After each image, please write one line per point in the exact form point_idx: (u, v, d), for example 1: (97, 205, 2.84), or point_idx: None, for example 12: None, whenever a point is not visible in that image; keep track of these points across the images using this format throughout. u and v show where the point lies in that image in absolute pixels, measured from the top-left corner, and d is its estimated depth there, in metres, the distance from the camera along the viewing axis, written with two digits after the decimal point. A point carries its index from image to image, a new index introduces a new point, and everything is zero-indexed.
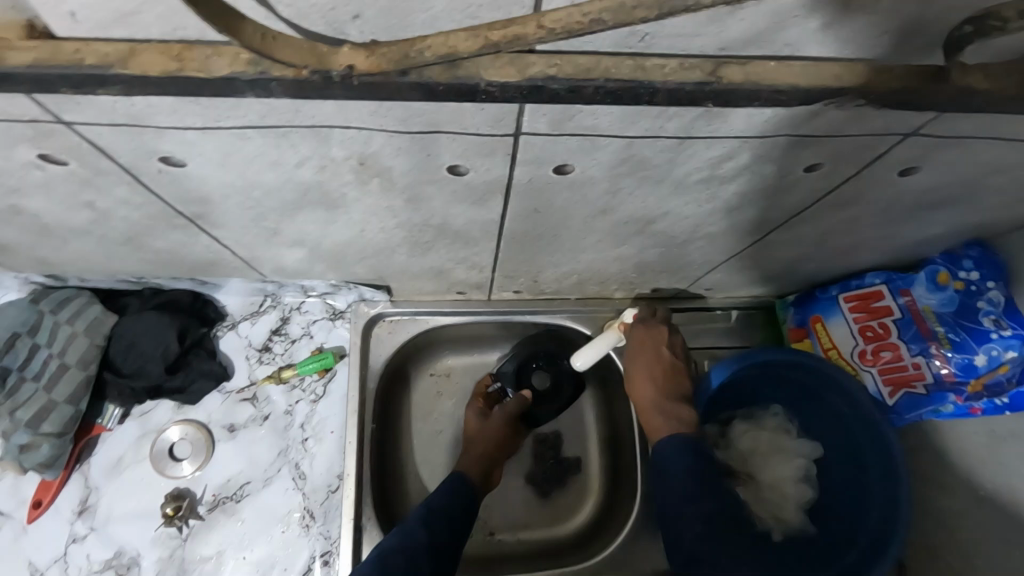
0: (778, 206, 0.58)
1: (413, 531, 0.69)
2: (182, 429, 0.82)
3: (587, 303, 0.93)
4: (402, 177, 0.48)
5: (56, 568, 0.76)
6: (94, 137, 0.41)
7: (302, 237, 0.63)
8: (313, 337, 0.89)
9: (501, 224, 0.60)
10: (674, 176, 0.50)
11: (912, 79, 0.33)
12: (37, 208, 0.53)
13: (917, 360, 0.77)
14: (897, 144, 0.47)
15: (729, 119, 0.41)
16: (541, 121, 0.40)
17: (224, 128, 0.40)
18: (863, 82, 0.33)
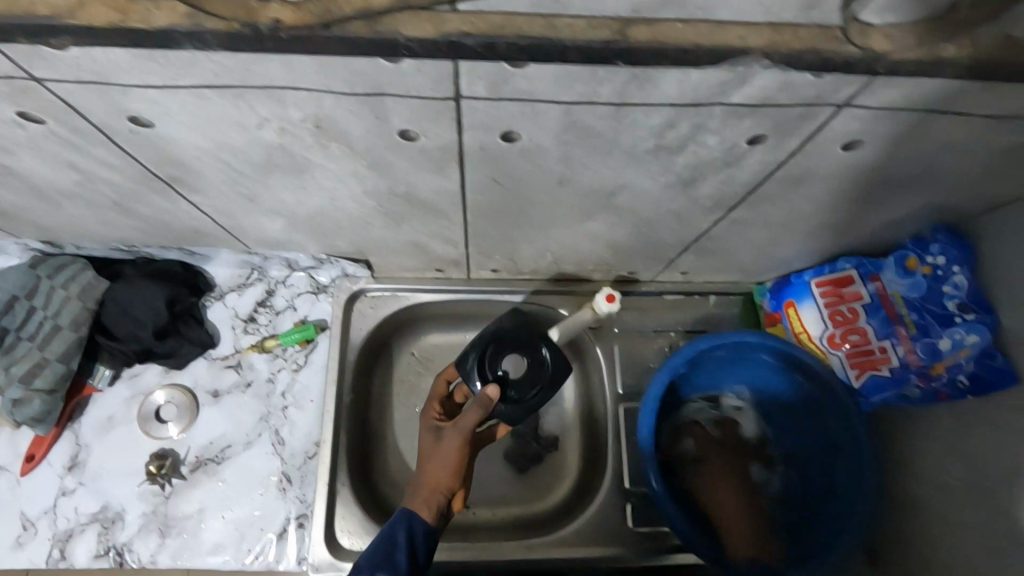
0: (732, 181, 0.60)
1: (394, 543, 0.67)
2: (168, 393, 0.86)
3: (565, 284, 0.96)
4: (359, 142, 0.51)
5: (46, 519, 0.80)
6: (65, 95, 0.44)
7: (278, 206, 0.66)
8: (297, 310, 0.92)
9: (464, 195, 0.62)
10: (621, 146, 0.52)
11: (815, 40, 0.35)
12: (24, 168, 0.57)
13: (884, 343, 0.79)
14: (833, 116, 0.48)
15: (660, 85, 0.43)
16: (480, 84, 0.43)
17: (182, 87, 0.43)
18: (767, 43, 0.35)
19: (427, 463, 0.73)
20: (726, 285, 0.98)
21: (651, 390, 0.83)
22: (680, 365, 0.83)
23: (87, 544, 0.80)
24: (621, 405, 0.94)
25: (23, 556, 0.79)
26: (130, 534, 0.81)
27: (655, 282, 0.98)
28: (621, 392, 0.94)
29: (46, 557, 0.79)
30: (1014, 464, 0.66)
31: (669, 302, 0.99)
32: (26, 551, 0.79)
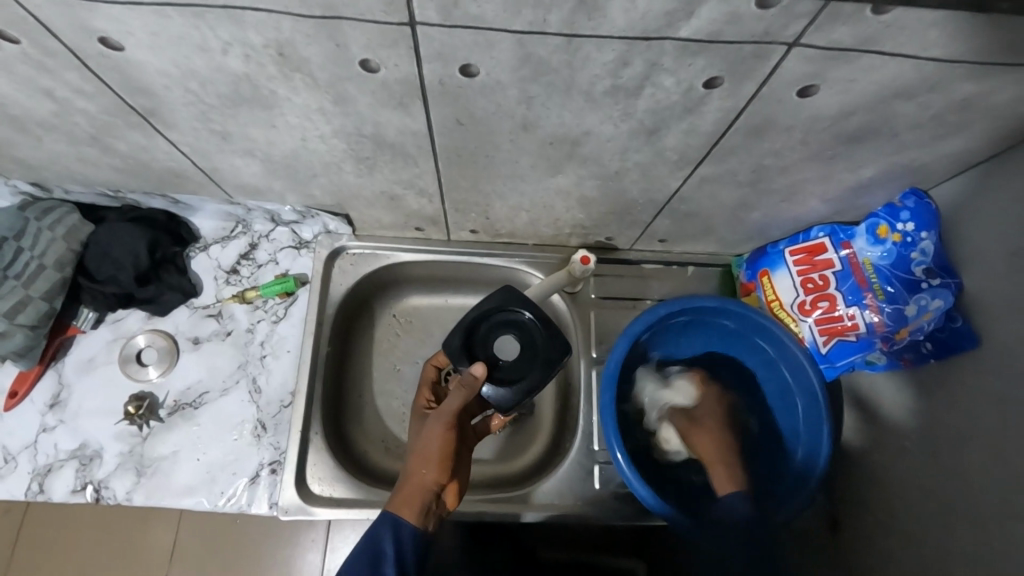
0: (693, 131, 0.61)
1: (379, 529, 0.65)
2: (149, 338, 0.89)
3: (543, 249, 0.97)
4: (322, 71, 0.52)
5: (26, 453, 0.83)
6: (35, 11, 0.46)
7: (252, 146, 0.67)
8: (279, 264, 0.94)
9: (431, 138, 0.63)
10: (579, 84, 0.53)
11: None
12: (3, 94, 0.58)
13: (852, 310, 0.79)
14: (785, 56, 0.49)
15: (608, 13, 0.44)
16: (432, 9, 0.44)
17: (144, 4, 0.44)
18: None
19: (411, 459, 0.71)
20: (704, 256, 0.99)
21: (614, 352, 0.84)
22: (640, 331, 0.84)
23: (65, 479, 0.82)
24: (595, 368, 0.94)
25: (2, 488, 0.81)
26: (108, 472, 0.83)
27: (633, 250, 0.99)
28: (594, 355, 0.95)
29: (25, 490, 0.82)
30: (973, 425, 0.66)
31: (647, 270, 1.00)
32: (6, 484, 0.82)
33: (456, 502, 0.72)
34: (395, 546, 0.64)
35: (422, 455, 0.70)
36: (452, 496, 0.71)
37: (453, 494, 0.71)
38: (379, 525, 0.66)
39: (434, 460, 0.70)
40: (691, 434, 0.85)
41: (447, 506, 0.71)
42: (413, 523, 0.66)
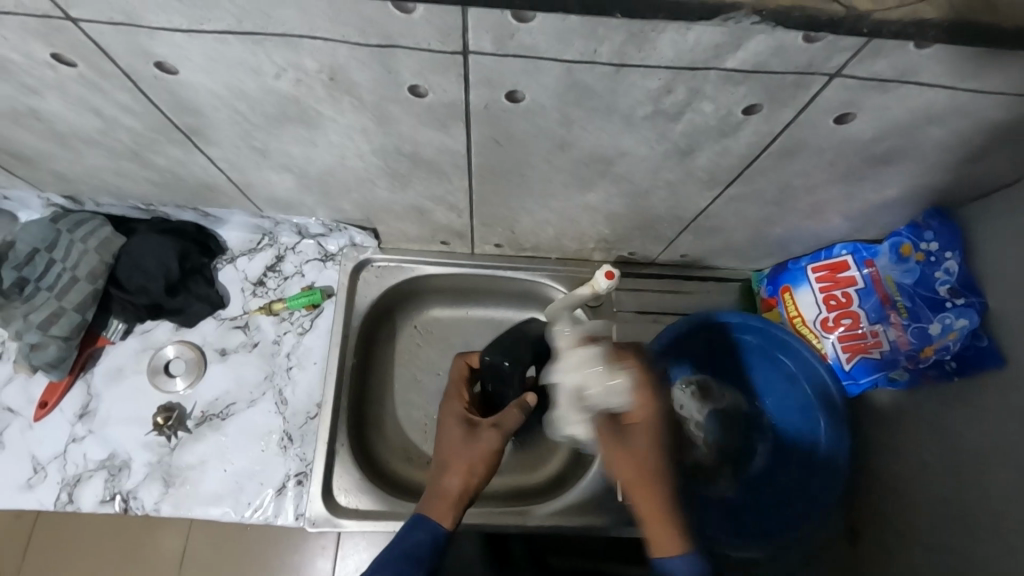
0: (727, 154, 0.62)
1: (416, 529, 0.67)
2: (178, 348, 0.89)
3: (566, 262, 0.98)
4: (370, 95, 0.53)
5: (56, 463, 0.84)
6: (97, 37, 0.47)
7: (289, 162, 0.68)
8: (305, 276, 0.95)
9: (468, 157, 0.64)
10: (620, 109, 0.54)
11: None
12: (52, 111, 0.59)
13: (875, 328, 0.80)
14: (825, 86, 0.50)
15: (657, 45, 0.45)
16: (486, 38, 0.45)
17: (206, 31, 0.45)
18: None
19: (455, 462, 0.73)
20: (723, 271, 1.00)
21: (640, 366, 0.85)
22: (667, 345, 0.84)
23: (95, 489, 0.83)
24: None
25: (32, 497, 0.82)
26: (136, 482, 0.84)
27: (654, 264, 1.00)
28: None
29: (55, 500, 0.82)
30: (998, 443, 0.67)
31: (666, 284, 1.01)
32: (36, 493, 0.82)
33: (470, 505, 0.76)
34: (428, 547, 0.66)
35: (469, 462, 0.72)
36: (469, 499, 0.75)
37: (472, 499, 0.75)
38: (415, 526, 0.68)
39: (481, 469, 0.73)
40: (618, 463, 0.64)
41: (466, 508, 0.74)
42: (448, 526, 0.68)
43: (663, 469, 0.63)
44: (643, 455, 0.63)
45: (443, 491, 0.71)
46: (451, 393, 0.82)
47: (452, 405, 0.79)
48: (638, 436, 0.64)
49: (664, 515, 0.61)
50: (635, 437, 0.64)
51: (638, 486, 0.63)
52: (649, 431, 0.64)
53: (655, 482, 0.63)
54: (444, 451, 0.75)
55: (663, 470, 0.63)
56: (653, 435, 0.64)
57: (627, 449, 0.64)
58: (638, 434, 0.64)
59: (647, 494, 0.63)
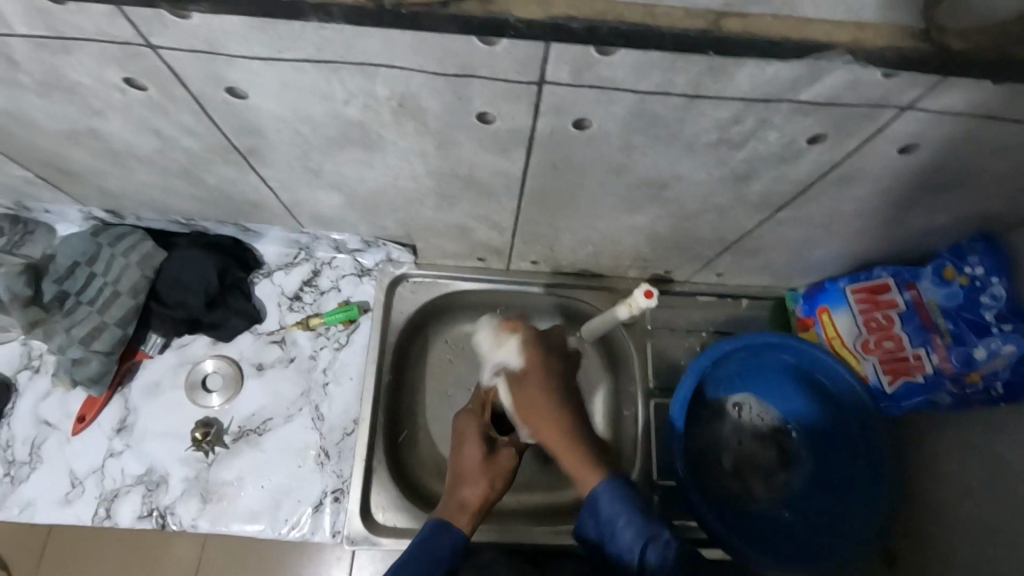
0: (784, 180, 0.62)
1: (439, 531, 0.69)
2: (215, 363, 0.89)
3: (600, 279, 0.97)
4: (436, 121, 0.53)
5: (94, 477, 0.83)
6: (174, 63, 0.47)
7: (340, 182, 0.68)
8: (341, 291, 0.95)
9: (522, 180, 0.64)
10: (685, 137, 0.54)
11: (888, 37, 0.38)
12: (112, 131, 0.59)
13: (918, 351, 0.80)
14: (895, 118, 0.50)
15: (735, 78, 0.45)
16: (564, 70, 0.45)
17: (285, 60, 0.46)
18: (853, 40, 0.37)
19: (472, 471, 0.75)
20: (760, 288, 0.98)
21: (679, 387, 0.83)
22: (706, 366, 0.83)
23: (132, 504, 0.83)
24: (653, 400, 0.94)
25: (71, 512, 0.82)
26: (173, 498, 0.83)
27: (688, 282, 0.99)
28: (653, 389, 0.94)
29: (93, 515, 0.82)
30: None
31: (700, 301, 1.00)
32: (74, 508, 0.82)
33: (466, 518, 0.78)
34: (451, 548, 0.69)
35: (490, 479, 0.75)
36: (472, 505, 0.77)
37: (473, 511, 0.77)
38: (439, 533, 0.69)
39: (500, 480, 0.75)
40: (523, 404, 0.76)
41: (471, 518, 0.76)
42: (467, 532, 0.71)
43: (565, 410, 0.76)
44: (537, 404, 0.75)
45: (465, 502, 0.73)
46: (472, 408, 0.81)
47: (469, 422, 0.80)
48: (531, 383, 0.76)
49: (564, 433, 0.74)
50: (532, 382, 0.76)
51: (545, 423, 0.75)
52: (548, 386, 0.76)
53: (563, 418, 0.75)
54: (462, 461, 0.76)
55: (566, 414, 0.75)
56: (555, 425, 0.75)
57: (525, 392, 0.76)
58: (534, 391, 0.76)
59: (557, 431, 0.74)
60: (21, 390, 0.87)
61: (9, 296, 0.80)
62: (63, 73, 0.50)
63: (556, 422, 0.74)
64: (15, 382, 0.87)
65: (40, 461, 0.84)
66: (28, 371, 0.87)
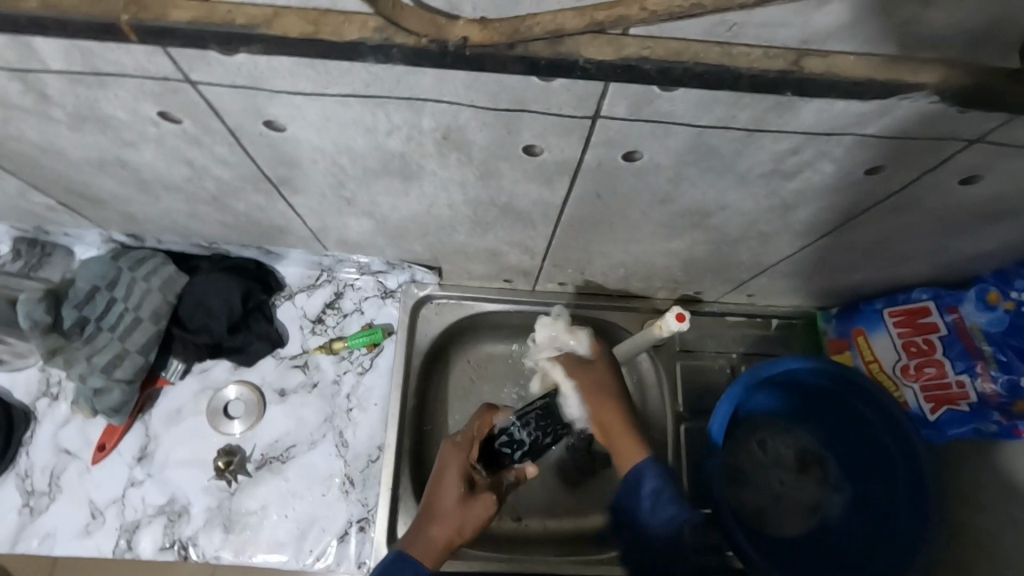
0: (834, 209, 0.60)
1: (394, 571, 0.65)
2: (238, 389, 0.88)
3: (629, 299, 0.94)
4: (479, 152, 0.51)
5: (114, 508, 0.81)
6: (213, 98, 0.45)
7: (372, 209, 0.66)
8: (364, 313, 0.92)
9: (562, 208, 0.62)
10: (738, 169, 0.52)
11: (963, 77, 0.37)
12: (143, 161, 0.58)
13: (962, 378, 0.78)
14: (961, 150, 0.48)
15: (800, 113, 0.43)
16: (621, 106, 0.43)
17: (330, 94, 0.44)
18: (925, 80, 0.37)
19: (447, 506, 0.70)
20: (791, 307, 0.96)
21: (715, 412, 0.81)
22: (741, 392, 0.81)
23: (153, 535, 0.81)
24: (682, 424, 0.90)
25: (91, 544, 0.80)
26: (195, 529, 0.81)
27: (717, 302, 0.96)
28: (684, 412, 0.90)
29: (113, 547, 0.80)
30: None
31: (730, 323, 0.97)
32: (94, 539, 0.80)
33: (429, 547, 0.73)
34: None
35: (461, 525, 0.69)
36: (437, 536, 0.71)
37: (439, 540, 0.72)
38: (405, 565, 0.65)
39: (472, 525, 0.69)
40: (591, 402, 0.69)
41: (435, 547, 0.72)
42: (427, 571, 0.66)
43: (624, 403, 0.71)
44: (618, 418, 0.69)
45: (431, 539, 0.68)
46: (460, 441, 0.74)
47: (454, 457, 0.72)
48: (604, 385, 0.70)
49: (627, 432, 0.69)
50: (603, 381, 0.71)
51: (610, 422, 0.69)
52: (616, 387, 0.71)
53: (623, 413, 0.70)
54: (437, 494, 0.71)
55: (623, 406, 0.70)
56: (616, 401, 0.70)
57: (590, 373, 0.69)
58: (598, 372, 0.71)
59: (619, 426, 0.69)
60: (39, 417, 0.85)
61: (29, 324, 0.78)
62: (97, 106, 0.48)
63: (625, 420, 0.69)
64: (34, 410, 0.85)
65: (60, 491, 0.82)
66: (47, 399, 0.86)
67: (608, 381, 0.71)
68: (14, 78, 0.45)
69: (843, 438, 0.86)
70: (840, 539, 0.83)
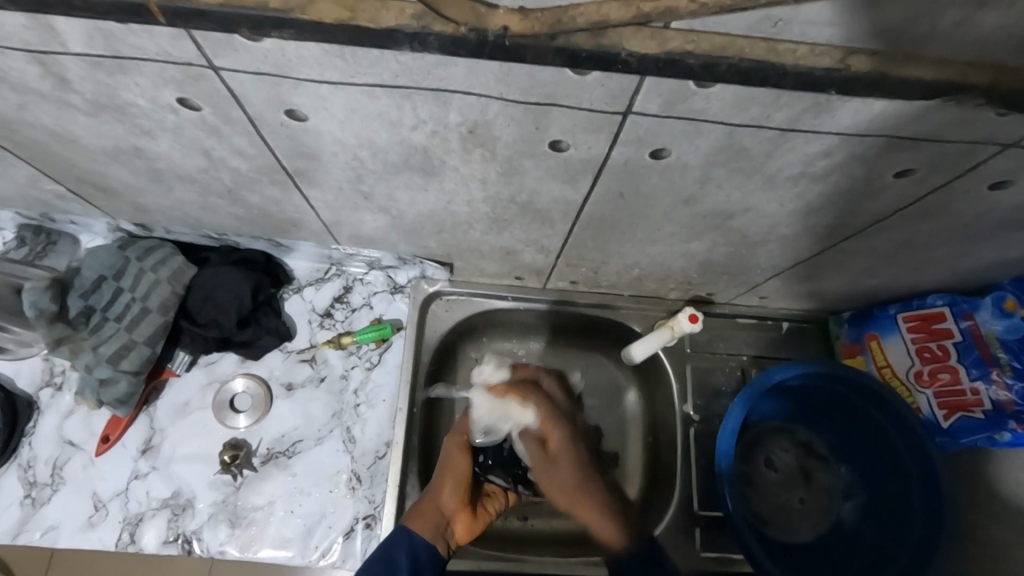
0: (860, 212, 0.59)
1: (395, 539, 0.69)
2: (245, 382, 0.87)
3: (641, 300, 0.92)
4: (505, 148, 0.50)
5: (118, 501, 0.81)
6: (236, 85, 0.44)
7: (389, 205, 0.65)
8: (373, 308, 0.91)
9: (582, 206, 0.61)
10: (766, 170, 0.51)
11: (1001, 77, 0.37)
12: (158, 151, 0.57)
13: (976, 385, 0.76)
14: (995, 154, 0.48)
15: (837, 114, 0.42)
16: (655, 102, 0.42)
17: (357, 84, 0.43)
18: (962, 82, 0.37)
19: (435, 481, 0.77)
20: (804, 311, 0.95)
21: (726, 417, 0.81)
22: (753, 397, 0.80)
23: (156, 529, 0.80)
24: (692, 426, 0.89)
25: (94, 537, 0.79)
26: (199, 523, 0.80)
27: (729, 303, 0.94)
28: (693, 414, 0.89)
29: (116, 540, 0.79)
30: None
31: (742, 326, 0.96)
32: (97, 532, 0.79)
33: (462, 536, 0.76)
34: (411, 557, 0.68)
35: (443, 479, 0.77)
36: (461, 531, 0.75)
37: (462, 524, 0.75)
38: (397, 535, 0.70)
39: (456, 484, 0.76)
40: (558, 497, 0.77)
41: (451, 537, 0.75)
42: (425, 536, 0.70)
43: (591, 482, 0.78)
44: (565, 487, 0.77)
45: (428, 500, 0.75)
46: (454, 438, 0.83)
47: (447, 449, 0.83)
48: (561, 463, 0.77)
49: (597, 523, 0.77)
50: (561, 463, 0.77)
51: (569, 499, 0.77)
52: (574, 462, 0.78)
53: (586, 494, 0.77)
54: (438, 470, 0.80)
55: (588, 485, 0.78)
56: (572, 463, 0.78)
57: (551, 477, 0.77)
58: (560, 456, 0.78)
59: (585, 507, 0.77)
60: (42, 407, 0.84)
61: (35, 312, 0.76)
62: (115, 93, 0.47)
63: (591, 507, 0.77)
64: (38, 399, 0.84)
65: (63, 482, 0.81)
66: (50, 388, 0.85)
67: (572, 466, 0.78)
68: (32, 61, 0.44)
69: (851, 443, 0.86)
70: (847, 545, 0.82)
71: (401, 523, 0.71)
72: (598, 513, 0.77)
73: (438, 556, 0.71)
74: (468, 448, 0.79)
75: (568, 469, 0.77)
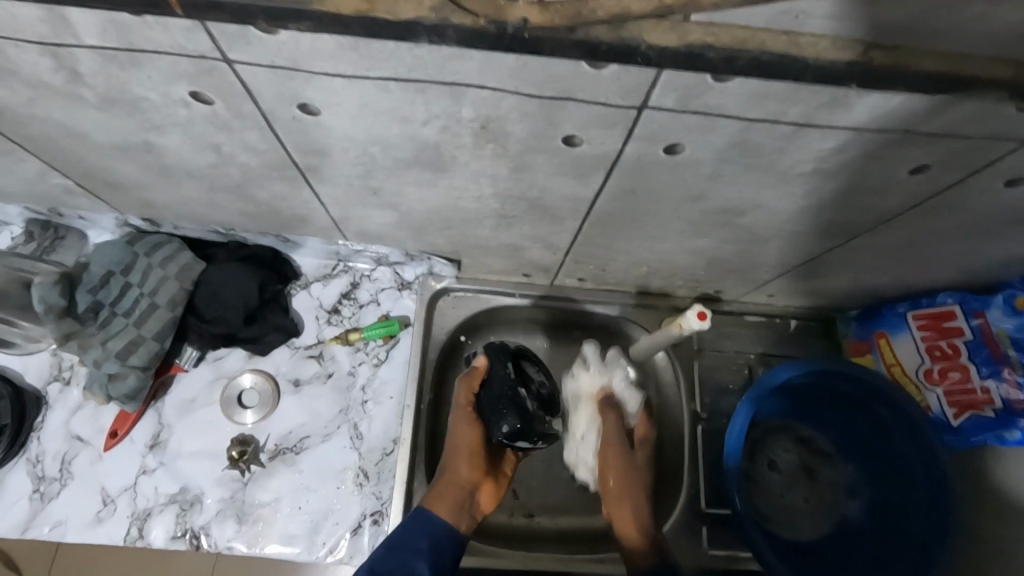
0: (872, 209, 0.59)
1: (415, 526, 0.70)
2: (252, 378, 0.87)
3: (649, 297, 0.92)
4: (517, 144, 0.50)
5: (125, 496, 0.81)
6: (249, 79, 0.44)
7: (397, 201, 0.65)
8: (380, 305, 0.91)
9: (592, 203, 0.61)
10: (779, 166, 0.51)
11: (1021, 71, 0.37)
12: (167, 145, 0.57)
13: (986, 383, 0.76)
14: (1013, 150, 0.47)
15: (854, 109, 0.42)
16: (671, 96, 0.42)
17: (370, 78, 0.42)
18: (982, 76, 0.37)
19: (448, 459, 0.76)
20: (812, 309, 0.94)
21: (734, 416, 0.80)
22: (761, 395, 0.80)
23: (164, 525, 0.80)
24: (700, 424, 0.89)
25: (102, 532, 0.79)
26: (207, 519, 0.80)
27: (736, 301, 0.93)
28: (700, 412, 0.89)
29: (124, 535, 0.79)
30: None
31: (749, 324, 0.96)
32: (105, 528, 0.79)
33: (485, 505, 0.78)
34: (430, 540, 0.69)
35: (456, 456, 0.76)
36: (485, 498, 0.77)
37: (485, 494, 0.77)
38: (421, 523, 0.69)
39: (467, 457, 0.76)
40: (609, 463, 0.81)
41: (476, 509, 0.76)
42: (447, 517, 0.71)
43: (631, 476, 0.80)
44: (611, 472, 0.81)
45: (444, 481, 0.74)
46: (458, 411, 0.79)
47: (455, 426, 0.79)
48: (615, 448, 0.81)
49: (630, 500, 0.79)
50: (608, 459, 0.82)
51: (613, 497, 0.80)
52: (618, 456, 0.82)
53: (626, 486, 0.80)
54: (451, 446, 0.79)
55: (631, 471, 0.81)
56: (624, 487, 0.80)
57: (607, 433, 0.83)
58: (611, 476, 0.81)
59: (619, 500, 0.79)
60: (50, 402, 0.84)
61: (44, 307, 0.77)
62: (127, 86, 0.47)
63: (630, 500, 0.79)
64: (46, 395, 0.84)
65: (71, 478, 0.81)
66: (58, 384, 0.85)
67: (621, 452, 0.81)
68: (44, 54, 0.44)
69: (859, 442, 0.86)
70: (853, 543, 0.82)
71: (422, 506, 0.71)
72: (623, 521, 0.78)
73: (462, 534, 0.72)
74: (476, 419, 0.77)
75: (637, 460, 0.82)
